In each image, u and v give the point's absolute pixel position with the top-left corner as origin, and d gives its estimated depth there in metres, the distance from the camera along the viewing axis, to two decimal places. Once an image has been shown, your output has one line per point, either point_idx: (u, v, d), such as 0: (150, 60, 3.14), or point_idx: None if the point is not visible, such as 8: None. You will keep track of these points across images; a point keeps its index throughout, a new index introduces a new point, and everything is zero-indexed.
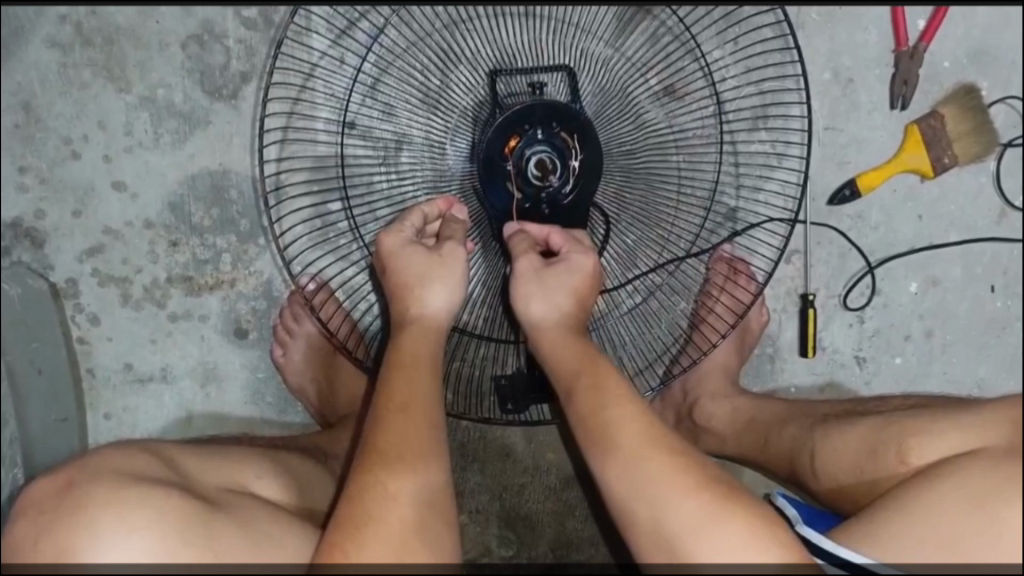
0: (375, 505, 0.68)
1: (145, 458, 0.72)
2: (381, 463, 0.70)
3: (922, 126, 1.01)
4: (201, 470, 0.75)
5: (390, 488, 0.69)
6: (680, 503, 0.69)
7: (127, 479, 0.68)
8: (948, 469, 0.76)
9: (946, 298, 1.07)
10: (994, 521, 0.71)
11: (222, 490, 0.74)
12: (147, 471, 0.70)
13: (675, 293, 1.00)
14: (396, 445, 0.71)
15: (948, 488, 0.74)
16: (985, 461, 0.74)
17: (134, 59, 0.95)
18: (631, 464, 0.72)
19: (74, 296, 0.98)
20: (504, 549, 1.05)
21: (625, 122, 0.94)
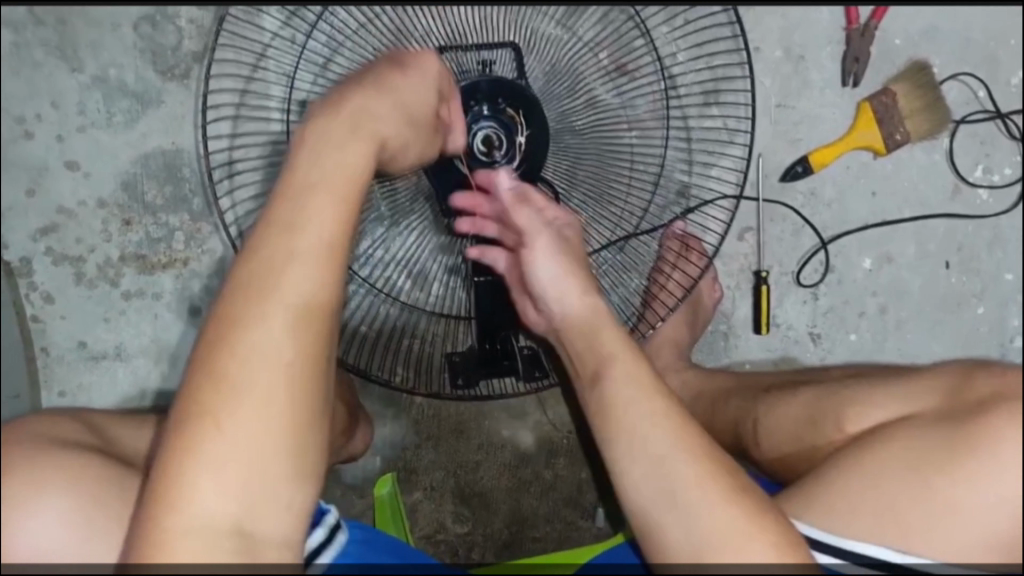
0: (268, 380, 0.62)
1: (75, 427, 0.72)
2: (238, 319, 0.63)
3: (873, 103, 1.01)
4: (129, 438, 0.75)
5: (281, 354, 0.62)
6: (683, 473, 0.69)
7: (51, 446, 0.68)
8: (889, 434, 0.75)
9: (901, 274, 1.07)
10: (929, 488, 0.70)
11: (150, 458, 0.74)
12: (73, 437, 0.70)
13: (628, 271, 1.01)
14: (266, 286, 0.64)
15: (886, 456, 0.73)
16: (923, 428, 0.74)
17: (87, 39, 0.96)
18: (671, 467, 0.70)
19: (28, 275, 0.99)
20: (459, 526, 1.05)
21: (574, 99, 0.94)
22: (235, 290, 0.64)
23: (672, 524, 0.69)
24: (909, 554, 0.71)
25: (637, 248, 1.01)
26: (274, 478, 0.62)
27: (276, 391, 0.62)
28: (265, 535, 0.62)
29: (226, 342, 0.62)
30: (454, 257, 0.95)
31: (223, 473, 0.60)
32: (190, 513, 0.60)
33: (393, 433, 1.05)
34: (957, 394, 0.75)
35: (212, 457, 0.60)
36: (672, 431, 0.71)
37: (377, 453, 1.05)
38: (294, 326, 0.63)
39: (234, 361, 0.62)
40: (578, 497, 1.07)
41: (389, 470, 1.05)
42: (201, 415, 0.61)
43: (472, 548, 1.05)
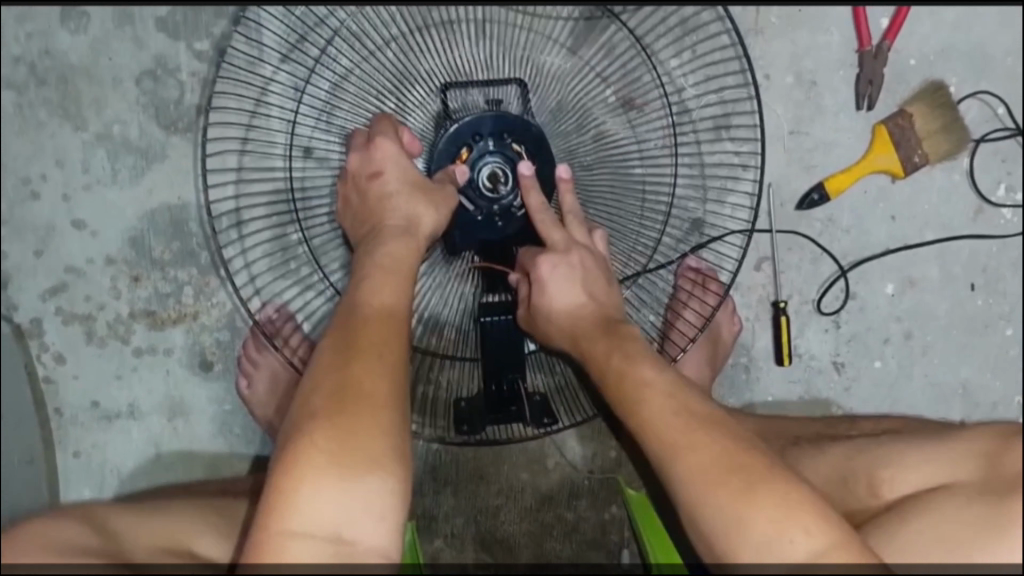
0: (357, 410, 0.67)
1: (76, 525, 0.70)
2: (350, 354, 0.70)
3: (889, 126, 0.99)
4: (140, 531, 0.73)
5: (368, 390, 0.68)
6: (705, 450, 0.68)
7: (45, 551, 0.66)
8: (922, 509, 0.69)
9: (924, 298, 1.04)
10: (971, 566, 0.63)
11: (160, 555, 0.71)
12: (78, 539, 0.68)
13: (643, 307, 1.00)
14: (371, 333, 0.72)
15: (923, 525, 0.68)
16: (961, 495, 0.67)
17: (89, 96, 0.95)
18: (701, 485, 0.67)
19: (38, 335, 0.98)
20: (482, 572, 1.03)
21: (585, 139, 0.93)
22: (337, 338, 0.72)
23: (709, 527, 0.66)
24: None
25: (651, 284, 1.00)
26: (366, 490, 0.64)
27: (366, 416, 0.66)
28: (361, 543, 0.63)
29: (337, 365, 0.69)
30: (465, 300, 0.94)
31: (327, 485, 0.64)
32: (297, 529, 0.63)
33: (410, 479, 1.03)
34: (997, 462, 0.67)
35: (320, 472, 0.64)
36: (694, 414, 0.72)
37: None
38: (380, 370, 0.69)
39: (346, 382, 0.68)
40: (601, 539, 1.04)
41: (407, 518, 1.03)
42: (301, 442, 0.65)
43: None
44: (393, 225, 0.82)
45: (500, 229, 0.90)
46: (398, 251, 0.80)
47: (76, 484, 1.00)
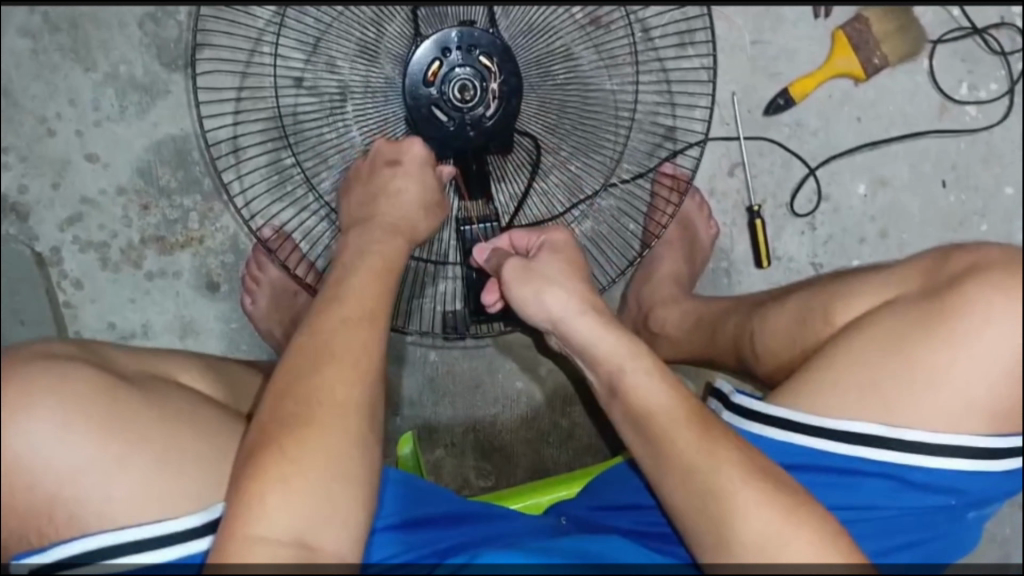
0: (326, 417, 0.70)
1: (67, 346, 0.74)
2: (321, 362, 0.72)
3: (847, 31, 1.03)
4: (127, 358, 0.77)
5: (339, 398, 0.71)
6: (722, 455, 0.73)
7: (36, 360, 0.70)
8: (867, 324, 0.79)
9: (897, 197, 1.07)
10: (911, 364, 0.75)
11: (145, 373, 0.76)
12: (68, 355, 0.72)
13: (624, 216, 1.08)
14: (344, 341, 0.74)
15: (867, 338, 0.78)
16: (898, 310, 0.78)
17: (98, 39, 1.05)
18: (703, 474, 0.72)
19: (58, 263, 1.06)
20: (483, 480, 1.07)
21: (552, 57, 1.01)
22: (322, 338, 0.74)
23: (705, 497, 0.72)
24: (901, 428, 0.75)
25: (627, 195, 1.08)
26: (336, 493, 0.69)
27: (335, 422, 0.70)
28: (324, 548, 0.68)
29: (309, 374, 0.72)
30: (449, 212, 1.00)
31: (293, 489, 0.68)
32: (263, 534, 0.66)
33: (412, 392, 1.07)
34: (930, 277, 0.79)
35: (285, 478, 0.68)
36: (695, 417, 0.75)
37: (397, 413, 1.07)
38: (347, 377, 0.72)
39: (318, 396, 0.71)
40: (598, 444, 1.08)
41: (409, 427, 1.07)
42: (273, 445, 0.69)
43: None
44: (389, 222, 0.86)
45: (472, 138, 0.95)
46: (390, 248, 0.84)
47: None
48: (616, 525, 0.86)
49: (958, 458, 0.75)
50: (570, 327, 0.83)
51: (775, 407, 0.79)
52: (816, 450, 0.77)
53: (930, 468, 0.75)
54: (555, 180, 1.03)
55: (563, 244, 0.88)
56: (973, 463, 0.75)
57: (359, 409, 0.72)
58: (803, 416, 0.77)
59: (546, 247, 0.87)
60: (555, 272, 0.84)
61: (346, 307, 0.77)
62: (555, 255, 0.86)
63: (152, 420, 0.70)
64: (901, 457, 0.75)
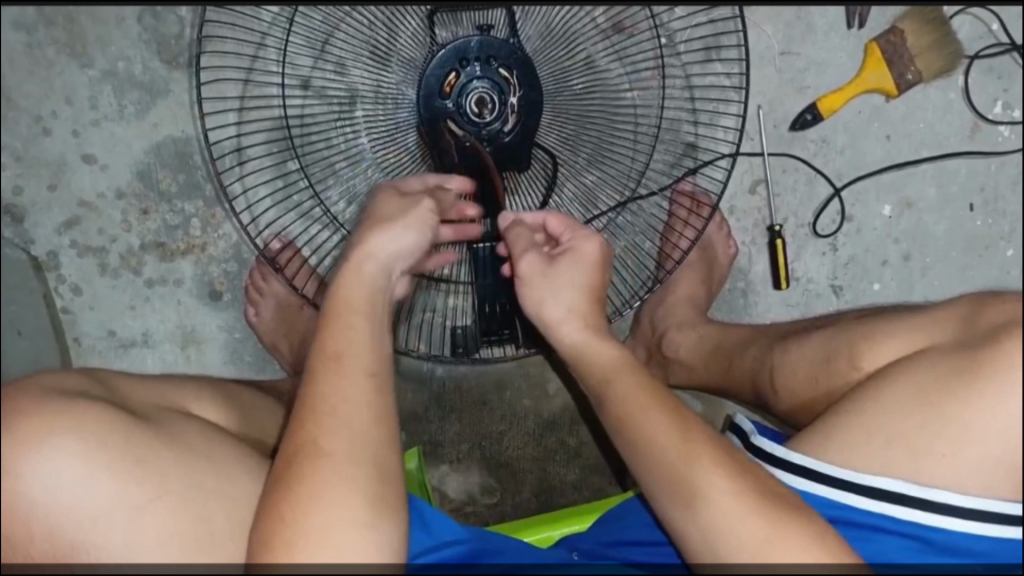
0: (322, 473, 0.64)
1: (77, 377, 0.69)
2: (315, 417, 0.66)
3: (881, 44, 0.98)
4: (138, 391, 0.72)
5: (324, 447, 0.65)
6: (758, 527, 0.65)
7: (44, 394, 0.64)
8: (901, 372, 0.73)
9: (922, 219, 1.04)
10: (942, 416, 0.68)
11: (156, 407, 0.70)
12: (79, 388, 0.67)
13: (640, 232, 1.03)
14: (336, 388, 0.67)
15: (896, 386, 0.72)
16: (934, 358, 0.71)
17: (94, 34, 0.99)
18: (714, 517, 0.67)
19: (55, 268, 1.02)
20: (487, 497, 1.05)
21: (573, 68, 0.96)
22: (319, 384, 0.68)
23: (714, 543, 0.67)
24: (928, 486, 0.68)
25: (643, 210, 1.03)
26: (352, 549, 0.63)
27: (333, 468, 0.64)
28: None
29: (307, 427, 0.66)
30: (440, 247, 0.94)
31: (302, 555, 0.61)
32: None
33: (416, 408, 1.05)
34: (970, 323, 0.72)
35: (291, 547, 0.61)
36: (735, 482, 0.67)
37: (401, 427, 1.05)
38: (336, 426, 0.66)
39: (318, 448, 0.65)
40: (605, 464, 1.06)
41: (414, 442, 1.05)
42: (281, 505, 0.63)
43: (501, 518, 1.05)
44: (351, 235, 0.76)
45: (487, 154, 0.91)
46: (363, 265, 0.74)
47: None
48: (638, 559, 0.79)
49: (981, 521, 0.68)
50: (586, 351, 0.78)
51: (797, 454, 0.74)
52: (833, 501, 0.72)
53: (946, 528, 0.69)
54: (570, 194, 0.98)
55: (589, 255, 0.80)
56: (995, 527, 0.68)
57: (370, 454, 0.66)
58: (817, 465, 0.72)
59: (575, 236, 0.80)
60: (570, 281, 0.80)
61: (333, 342, 0.70)
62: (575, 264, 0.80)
63: (169, 456, 0.65)
64: (926, 517, 0.69)
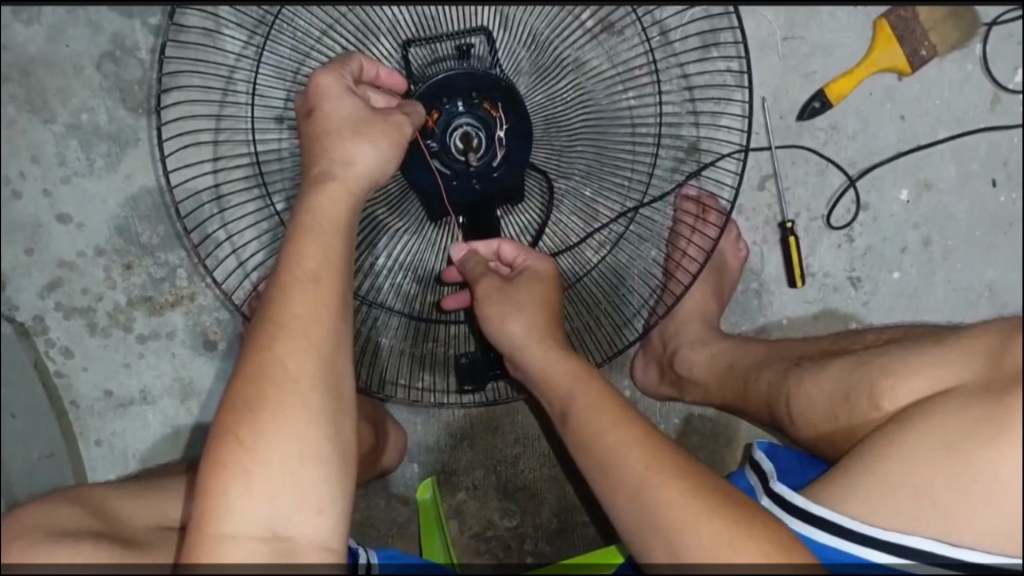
0: (283, 397, 0.63)
1: (71, 508, 0.73)
2: (278, 338, 0.65)
3: (891, 20, 0.92)
4: (133, 509, 0.77)
5: (291, 373, 0.64)
6: (700, 495, 0.65)
7: (44, 538, 0.68)
8: (924, 411, 0.67)
9: (942, 201, 0.98)
10: (969, 465, 0.63)
11: (151, 531, 0.75)
12: (74, 525, 0.71)
13: (644, 242, 0.96)
14: (305, 308, 0.66)
15: (920, 430, 0.66)
16: (961, 399, 0.66)
17: (53, 86, 0.95)
18: (652, 492, 0.66)
19: (43, 332, 0.99)
20: (507, 520, 1.03)
21: (561, 76, 0.89)
22: (285, 304, 0.66)
23: (650, 507, 0.65)
24: (957, 546, 0.64)
25: (649, 219, 0.96)
26: (308, 481, 0.63)
27: (294, 401, 0.63)
28: (297, 536, 0.63)
29: (267, 351, 0.64)
30: (429, 267, 0.92)
31: (258, 484, 0.62)
32: (231, 531, 0.61)
33: (427, 438, 1.02)
34: (998, 358, 0.65)
35: (247, 473, 0.62)
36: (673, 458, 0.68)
37: (413, 459, 1.03)
38: (304, 354, 0.65)
39: (278, 380, 0.64)
40: None
41: (428, 473, 1.03)
42: (230, 437, 0.62)
43: (522, 540, 1.03)
44: (326, 167, 0.71)
45: (477, 190, 0.86)
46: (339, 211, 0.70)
47: (103, 473, 1.01)
48: None
49: None
50: (528, 355, 0.79)
51: (819, 507, 0.70)
52: (854, 557, 0.68)
53: None
54: (567, 209, 0.91)
55: (544, 274, 0.83)
56: None
57: (327, 385, 0.65)
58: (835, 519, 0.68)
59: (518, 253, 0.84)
60: (528, 299, 0.81)
61: (305, 265, 0.67)
62: (534, 281, 0.82)
63: None
64: None
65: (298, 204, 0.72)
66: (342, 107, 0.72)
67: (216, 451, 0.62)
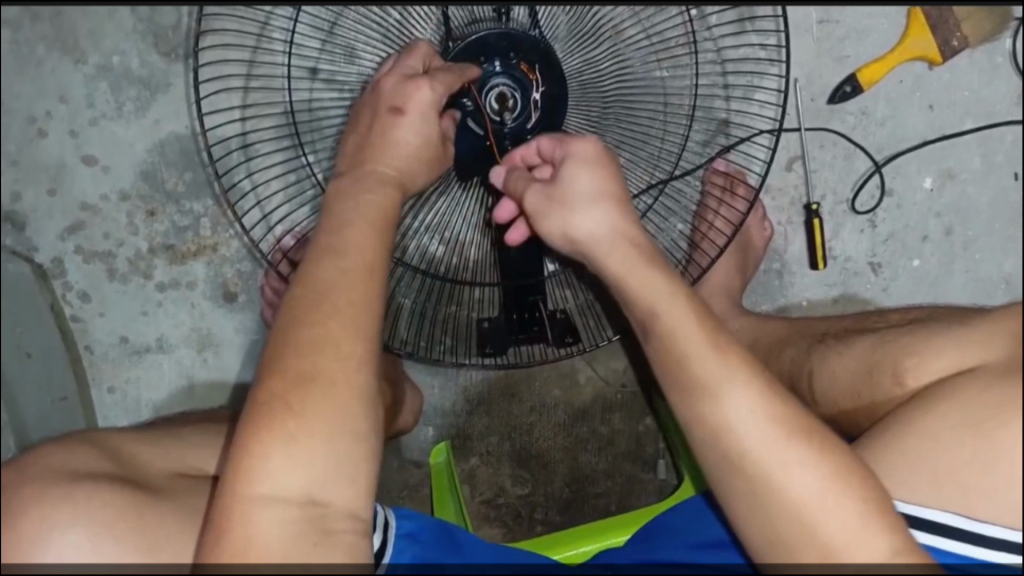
0: (330, 371, 0.62)
1: (88, 451, 0.71)
2: (326, 308, 0.63)
3: (926, 9, 0.92)
4: (154, 457, 0.75)
5: (343, 348, 0.62)
6: (807, 466, 0.59)
7: (62, 481, 0.66)
8: (947, 392, 0.66)
9: (966, 191, 0.99)
10: (992, 449, 0.61)
11: (169, 476, 0.73)
12: (97, 468, 0.69)
13: (671, 214, 0.97)
14: (353, 282, 0.64)
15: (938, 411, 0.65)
16: (982, 380, 0.64)
17: (85, 28, 0.93)
18: (754, 462, 0.60)
19: (61, 276, 0.98)
20: (519, 488, 1.03)
21: (597, 45, 0.88)
22: (337, 280, 0.64)
23: (753, 477, 0.60)
24: (977, 521, 0.63)
25: (678, 191, 0.97)
26: (349, 453, 0.62)
27: (343, 376, 0.62)
28: (334, 504, 0.62)
29: (317, 324, 0.62)
30: (456, 230, 0.91)
31: (301, 450, 0.60)
32: (267, 494, 0.60)
33: (443, 402, 1.03)
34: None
35: (290, 438, 0.60)
36: (770, 416, 0.60)
37: (428, 423, 1.03)
38: (353, 329, 0.63)
39: (323, 352, 0.62)
40: (638, 450, 1.03)
41: (443, 437, 1.03)
42: (272, 402, 0.61)
43: (533, 509, 1.03)
44: (391, 160, 0.73)
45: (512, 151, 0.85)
46: (381, 199, 0.71)
47: (114, 422, 1.01)
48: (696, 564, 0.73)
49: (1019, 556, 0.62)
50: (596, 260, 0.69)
51: None
52: None
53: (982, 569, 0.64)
54: None
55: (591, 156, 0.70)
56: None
57: (368, 362, 0.63)
58: None
59: (568, 162, 0.70)
60: (586, 195, 0.69)
61: (363, 247, 0.66)
62: (583, 169, 0.69)
63: (179, 529, 0.67)
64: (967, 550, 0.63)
65: (350, 165, 0.74)
66: (419, 129, 0.74)
67: (257, 415, 0.61)
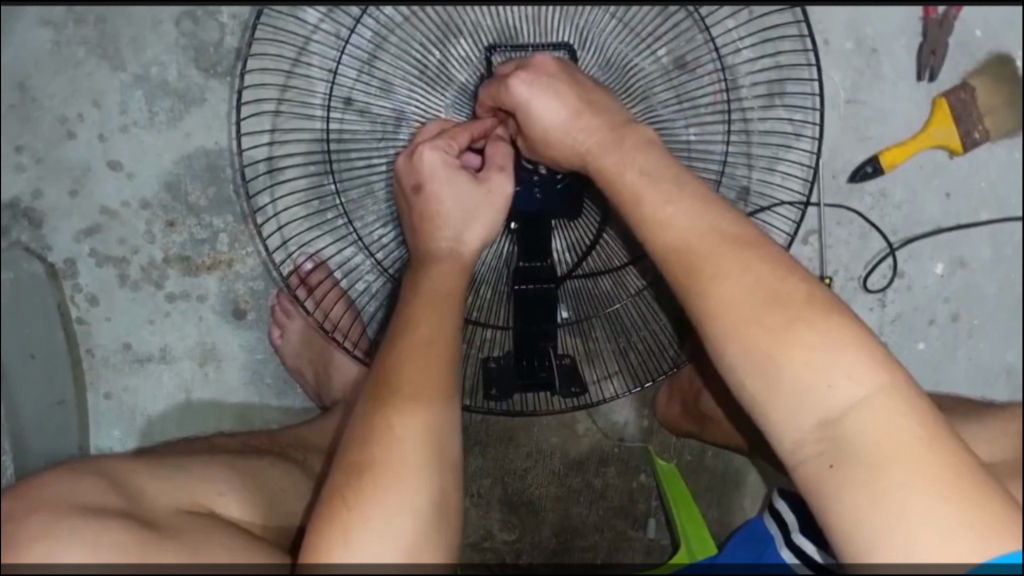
0: (388, 458, 0.62)
1: (94, 479, 0.70)
2: (387, 398, 0.64)
3: (950, 100, 0.94)
4: (159, 490, 0.73)
5: (396, 431, 0.63)
6: (809, 335, 0.60)
7: (69, 515, 0.65)
8: None
9: (974, 279, 1.01)
10: None
11: (179, 514, 0.71)
12: (107, 503, 0.68)
13: None
14: (416, 368, 0.65)
15: None
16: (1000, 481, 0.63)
17: (128, 34, 0.95)
18: (756, 338, 0.61)
19: (72, 277, 0.98)
20: (506, 534, 1.02)
21: (632, 103, 0.87)
22: (400, 365, 0.65)
23: (763, 357, 0.60)
24: None
25: None
26: (414, 536, 0.61)
27: (400, 463, 0.62)
28: None
29: (376, 415, 0.63)
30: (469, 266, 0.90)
31: (365, 536, 0.60)
32: None
33: None
34: None
35: (354, 530, 0.60)
36: (762, 289, 0.62)
37: None
38: (410, 418, 0.63)
39: (383, 445, 0.62)
40: (629, 505, 1.04)
41: None
42: (339, 504, 0.61)
43: (518, 556, 1.02)
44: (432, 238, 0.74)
45: (539, 199, 0.86)
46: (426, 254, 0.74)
47: (106, 429, 1.00)
48: None
49: None
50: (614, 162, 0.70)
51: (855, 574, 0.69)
52: None
53: None
54: (612, 237, 0.90)
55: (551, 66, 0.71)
56: None
57: (433, 446, 0.63)
58: None
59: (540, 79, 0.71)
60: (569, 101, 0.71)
61: (422, 331, 0.68)
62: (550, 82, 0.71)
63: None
64: None
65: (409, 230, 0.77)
66: (457, 196, 0.74)
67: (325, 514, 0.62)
